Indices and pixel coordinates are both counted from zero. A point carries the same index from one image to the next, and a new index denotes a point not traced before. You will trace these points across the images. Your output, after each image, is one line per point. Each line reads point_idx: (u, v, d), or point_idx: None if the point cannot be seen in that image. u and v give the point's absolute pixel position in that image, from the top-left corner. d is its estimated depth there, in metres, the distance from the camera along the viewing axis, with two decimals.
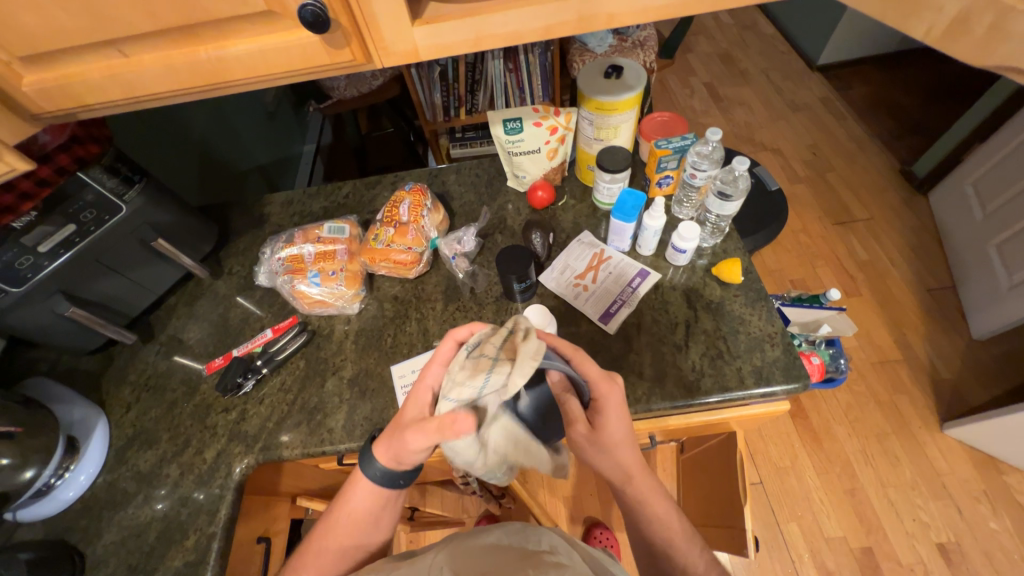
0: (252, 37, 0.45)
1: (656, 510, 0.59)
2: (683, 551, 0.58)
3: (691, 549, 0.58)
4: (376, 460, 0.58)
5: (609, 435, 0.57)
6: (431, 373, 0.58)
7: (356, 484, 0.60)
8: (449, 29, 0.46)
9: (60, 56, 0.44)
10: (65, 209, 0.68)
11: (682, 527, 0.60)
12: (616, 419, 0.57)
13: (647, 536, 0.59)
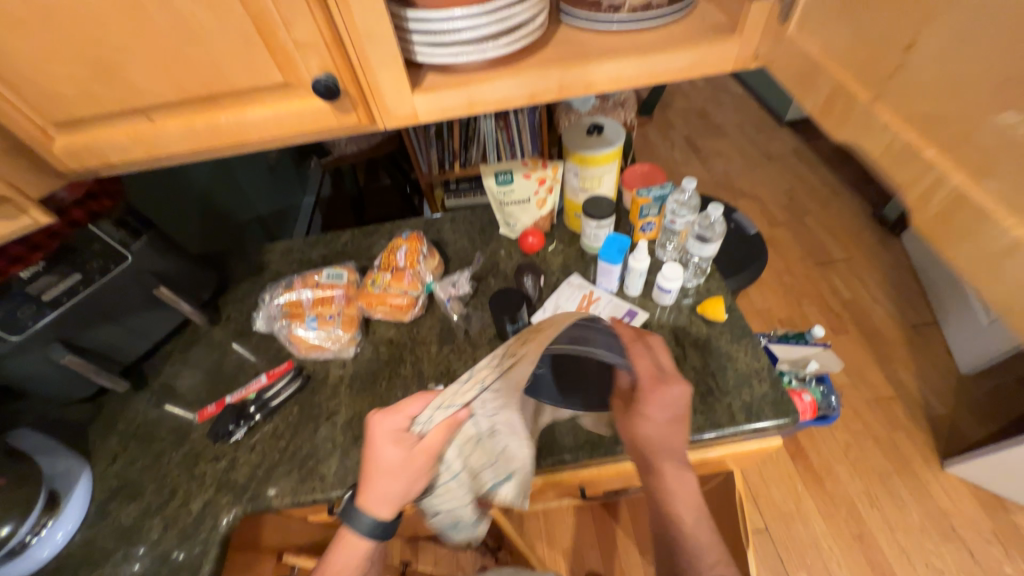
0: (267, 104, 0.50)
1: (676, 507, 0.58)
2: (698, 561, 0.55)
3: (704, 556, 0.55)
4: (364, 511, 0.58)
5: (642, 424, 0.60)
6: (393, 417, 0.58)
7: (346, 542, 0.59)
8: (445, 96, 0.52)
9: (91, 121, 0.49)
10: (72, 260, 0.71)
11: (701, 534, 0.57)
12: (659, 406, 0.60)
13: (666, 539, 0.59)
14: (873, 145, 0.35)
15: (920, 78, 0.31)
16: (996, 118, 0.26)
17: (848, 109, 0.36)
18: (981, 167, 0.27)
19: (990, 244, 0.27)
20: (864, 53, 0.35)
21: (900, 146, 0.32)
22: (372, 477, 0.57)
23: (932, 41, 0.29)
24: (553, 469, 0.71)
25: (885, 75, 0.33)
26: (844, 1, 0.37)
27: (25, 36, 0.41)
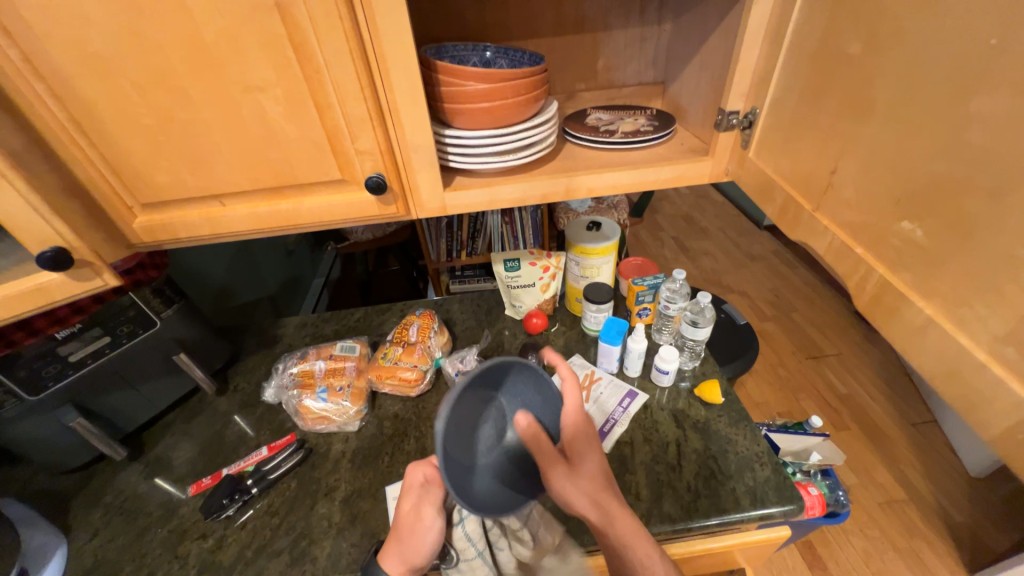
0: (324, 195, 0.60)
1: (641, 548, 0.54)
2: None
3: None
4: (385, 568, 0.59)
5: (586, 480, 0.55)
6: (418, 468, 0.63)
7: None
8: (470, 194, 0.62)
9: (173, 203, 0.58)
10: (105, 323, 0.75)
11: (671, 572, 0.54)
12: (590, 457, 0.56)
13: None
14: (822, 242, 0.49)
15: (844, 200, 0.46)
16: (896, 231, 0.40)
17: (800, 216, 0.52)
18: (895, 263, 0.41)
19: (907, 317, 0.41)
20: (806, 179, 0.51)
21: (840, 244, 0.46)
22: (398, 532, 0.60)
23: (848, 172, 0.44)
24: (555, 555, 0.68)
25: (821, 191, 0.48)
26: (787, 141, 0.53)
27: (144, 137, 0.52)
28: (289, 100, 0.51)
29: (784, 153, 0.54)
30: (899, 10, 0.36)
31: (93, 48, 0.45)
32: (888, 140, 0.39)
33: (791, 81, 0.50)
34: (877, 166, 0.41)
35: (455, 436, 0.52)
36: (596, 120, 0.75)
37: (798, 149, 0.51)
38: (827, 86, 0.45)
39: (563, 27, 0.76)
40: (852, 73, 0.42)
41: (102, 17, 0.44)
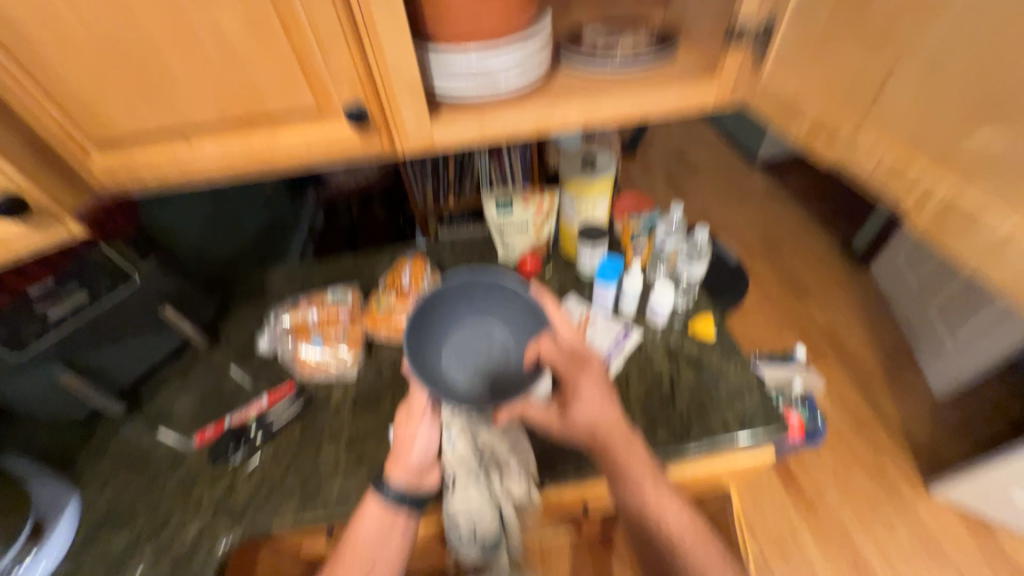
0: (300, 128, 0.54)
1: (636, 471, 0.59)
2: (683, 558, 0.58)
3: (667, 509, 0.59)
4: (391, 480, 0.64)
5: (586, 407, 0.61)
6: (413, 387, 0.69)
7: (366, 508, 0.64)
8: (459, 125, 0.57)
9: (133, 141, 0.52)
10: (80, 278, 0.72)
11: (660, 493, 0.59)
12: (591, 389, 0.61)
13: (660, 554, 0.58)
14: (865, 161, 0.47)
15: (895, 117, 0.44)
16: (968, 142, 0.39)
17: (836, 136, 0.49)
18: (964, 176, 0.40)
19: (983, 231, 0.39)
20: (842, 97, 0.48)
21: (890, 165, 0.45)
22: (398, 444, 0.65)
23: (904, 85, 0.42)
24: (555, 485, 0.72)
25: (864, 110, 0.46)
26: (820, 56, 0.49)
27: (90, 61, 0.46)
28: (251, 14, 0.45)
29: (813, 67, 0.50)
30: None
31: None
32: (960, 44, 0.37)
33: None
34: (944, 73, 0.39)
35: (445, 342, 0.67)
36: (593, 39, 0.69)
37: (836, 62, 0.48)
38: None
39: None
40: None
41: None
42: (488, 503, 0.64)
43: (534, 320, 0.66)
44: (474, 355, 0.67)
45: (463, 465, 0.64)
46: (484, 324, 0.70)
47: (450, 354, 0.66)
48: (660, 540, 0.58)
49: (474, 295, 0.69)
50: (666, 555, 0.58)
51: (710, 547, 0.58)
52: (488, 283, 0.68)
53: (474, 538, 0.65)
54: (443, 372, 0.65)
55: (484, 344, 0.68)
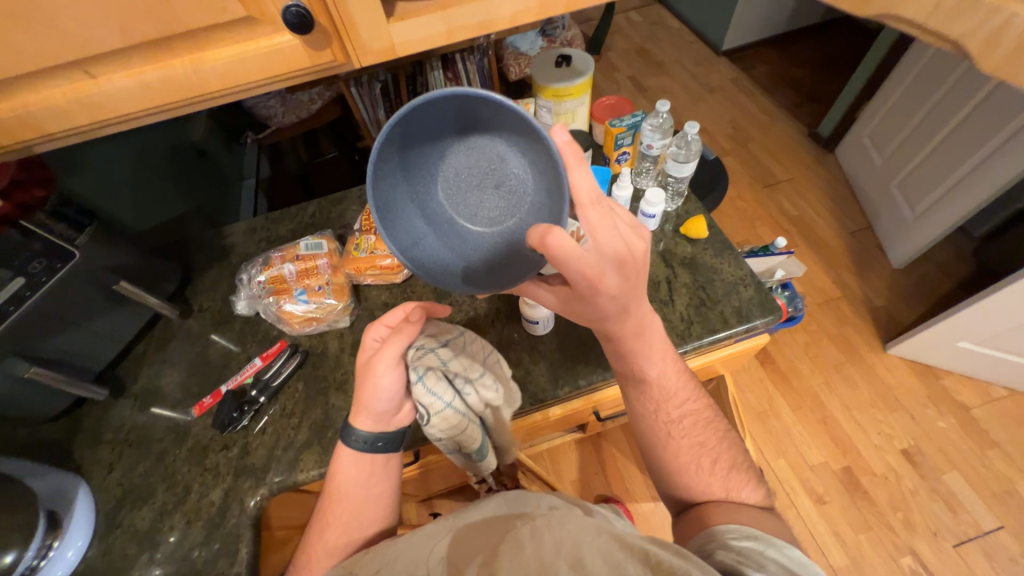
0: (228, 45, 0.44)
1: (643, 363, 0.61)
2: (680, 436, 0.62)
3: (672, 399, 0.63)
4: (357, 427, 0.61)
5: (598, 308, 0.55)
6: (374, 328, 0.62)
7: (339, 457, 0.62)
8: (424, 23, 0.48)
9: (16, 82, 0.41)
10: (10, 262, 0.63)
11: (667, 383, 0.63)
12: (607, 296, 0.53)
13: (659, 431, 0.62)
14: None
15: None
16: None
17: None
18: None
19: None
20: None
21: None
22: (364, 394, 0.59)
23: None
24: (568, 396, 0.75)
25: None
26: None
27: None
28: None
29: None
30: None
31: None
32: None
33: None
34: None
35: (450, 173, 0.61)
36: None
37: None
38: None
39: None
40: None
41: None
42: (467, 422, 0.64)
43: (553, 176, 0.53)
44: (482, 191, 0.61)
45: (439, 399, 0.60)
46: (497, 152, 0.59)
47: (453, 184, 0.61)
48: (663, 420, 0.62)
49: (485, 119, 0.55)
50: (663, 431, 0.62)
51: (705, 428, 0.63)
52: (499, 112, 0.53)
53: (464, 451, 0.68)
54: (445, 208, 0.62)
55: (494, 179, 0.60)
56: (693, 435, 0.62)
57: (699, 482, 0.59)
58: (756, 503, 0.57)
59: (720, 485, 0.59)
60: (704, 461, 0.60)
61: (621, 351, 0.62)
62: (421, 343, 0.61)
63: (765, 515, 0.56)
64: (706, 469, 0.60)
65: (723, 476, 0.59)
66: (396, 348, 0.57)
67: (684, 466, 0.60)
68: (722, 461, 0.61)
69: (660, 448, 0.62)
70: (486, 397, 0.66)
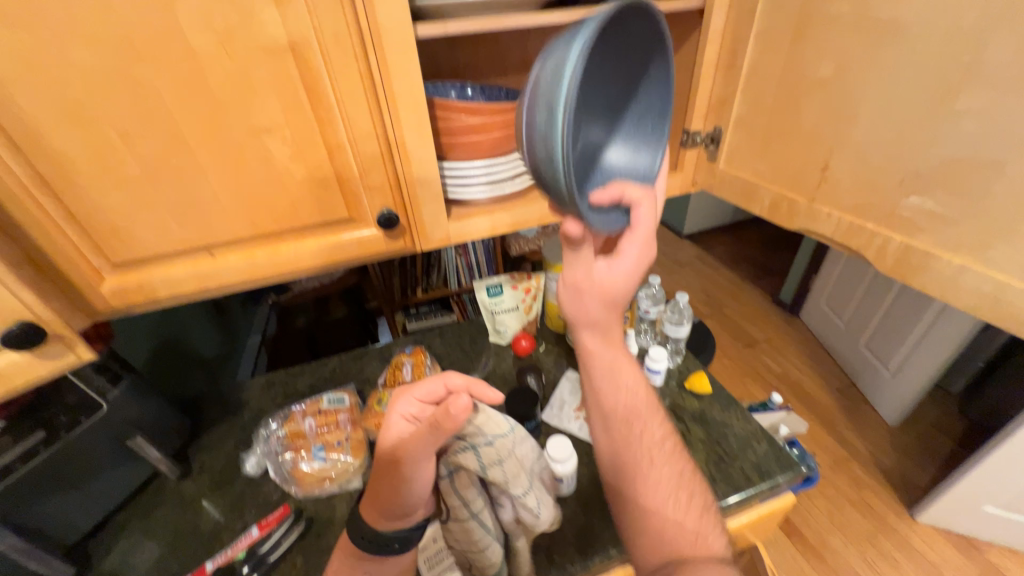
0: (324, 236, 0.56)
1: (622, 370, 0.53)
2: (665, 478, 0.48)
3: (652, 420, 0.52)
4: (369, 516, 0.52)
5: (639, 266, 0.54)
6: (404, 401, 0.52)
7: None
8: (473, 222, 0.63)
9: (152, 260, 0.51)
10: (39, 415, 0.63)
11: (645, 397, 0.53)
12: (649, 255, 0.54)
13: (637, 463, 0.49)
14: (826, 227, 0.58)
15: (843, 187, 0.54)
16: (904, 205, 0.49)
17: (797, 208, 0.60)
18: (910, 230, 0.50)
19: (936, 270, 0.48)
20: (798, 177, 0.59)
21: (848, 224, 0.55)
22: (383, 488, 0.50)
23: (845, 166, 0.53)
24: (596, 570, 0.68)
25: (818, 184, 0.57)
26: (763, 151, 0.62)
27: (125, 189, 0.46)
28: (297, 141, 0.49)
29: (764, 161, 0.63)
30: (866, 43, 0.48)
31: (57, 77, 0.39)
32: (876, 139, 0.49)
33: (758, 103, 0.61)
34: (878, 154, 0.50)
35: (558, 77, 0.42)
36: None
37: (780, 156, 0.60)
38: (808, 102, 0.55)
39: (529, 66, 0.77)
40: (827, 90, 0.52)
41: (90, 54, 0.39)
42: (491, 541, 0.55)
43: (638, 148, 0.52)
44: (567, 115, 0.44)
45: (467, 506, 0.53)
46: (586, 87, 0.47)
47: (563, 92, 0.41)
48: (645, 452, 0.50)
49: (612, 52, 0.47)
50: (641, 463, 0.49)
51: (695, 482, 0.49)
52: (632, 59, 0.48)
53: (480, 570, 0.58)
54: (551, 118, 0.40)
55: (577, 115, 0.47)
56: (680, 483, 0.48)
57: (671, 523, 0.45)
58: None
59: (700, 546, 0.43)
60: (688, 518, 0.46)
61: (610, 362, 0.53)
62: (468, 439, 0.51)
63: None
64: (691, 529, 0.45)
65: (711, 543, 0.44)
66: (432, 443, 0.48)
67: (656, 499, 0.47)
68: (711, 524, 0.46)
69: (636, 486, 0.48)
70: (520, 509, 0.57)
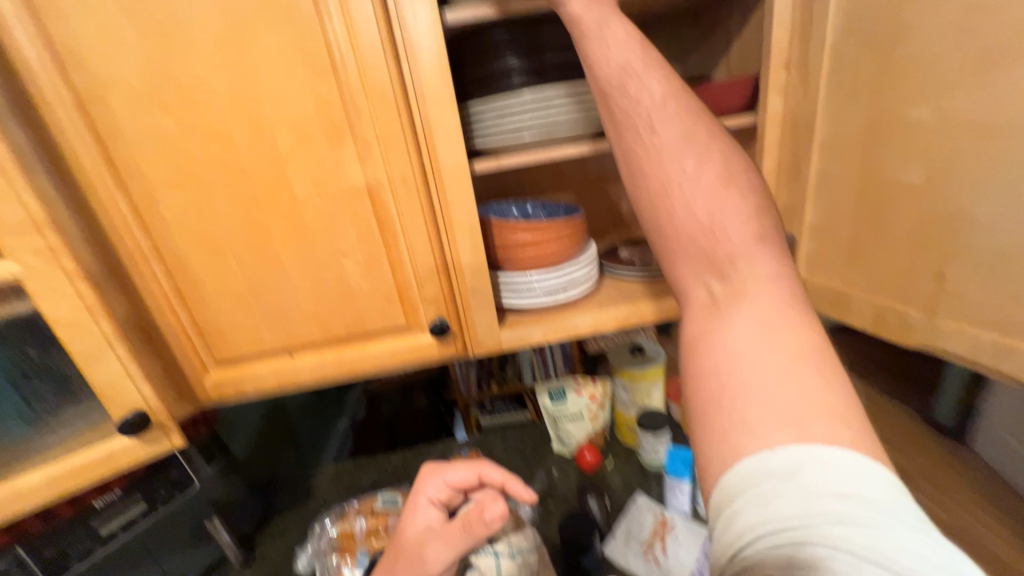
0: (385, 342, 0.61)
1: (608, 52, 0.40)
2: (676, 167, 0.39)
3: (653, 99, 0.40)
4: None
5: None
6: (435, 483, 0.55)
7: None
8: (524, 330, 0.64)
9: (245, 359, 0.60)
10: (147, 487, 0.71)
11: (642, 71, 0.40)
12: None
13: (645, 158, 0.40)
14: (959, 346, 0.45)
15: (968, 299, 0.43)
16: None
17: (909, 322, 0.49)
18: None
19: None
20: (901, 288, 0.49)
21: (995, 344, 0.42)
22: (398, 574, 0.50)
23: (964, 275, 0.43)
24: None
25: (932, 296, 0.46)
26: (849, 256, 0.55)
27: (230, 302, 0.56)
28: (367, 261, 0.56)
29: (854, 269, 0.54)
30: (952, 145, 0.42)
31: (200, 220, 0.52)
32: (1004, 242, 0.40)
33: (833, 206, 0.55)
34: (1010, 263, 0.40)
35: None
36: (629, 254, 0.77)
37: (870, 263, 0.52)
38: (897, 208, 0.48)
39: (590, 183, 0.83)
40: (912, 195, 0.46)
41: (224, 203, 0.51)
42: None
43: None
44: None
45: None
46: None
47: None
48: (651, 139, 0.40)
49: None
50: (650, 170, 0.40)
51: (714, 165, 0.39)
52: None
53: None
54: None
55: None
56: (694, 170, 0.38)
57: (686, 210, 0.38)
58: (779, 294, 0.35)
59: (722, 255, 0.37)
60: (706, 209, 0.38)
61: (597, 22, 0.41)
62: (491, 547, 0.54)
63: (795, 342, 0.32)
64: (708, 221, 0.38)
65: (732, 237, 0.37)
66: (463, 543, 0.50)
67: (669, 192, 0.39)
68: (732, 208, 0.38)
69: (646, 192, 0.40)
70: None
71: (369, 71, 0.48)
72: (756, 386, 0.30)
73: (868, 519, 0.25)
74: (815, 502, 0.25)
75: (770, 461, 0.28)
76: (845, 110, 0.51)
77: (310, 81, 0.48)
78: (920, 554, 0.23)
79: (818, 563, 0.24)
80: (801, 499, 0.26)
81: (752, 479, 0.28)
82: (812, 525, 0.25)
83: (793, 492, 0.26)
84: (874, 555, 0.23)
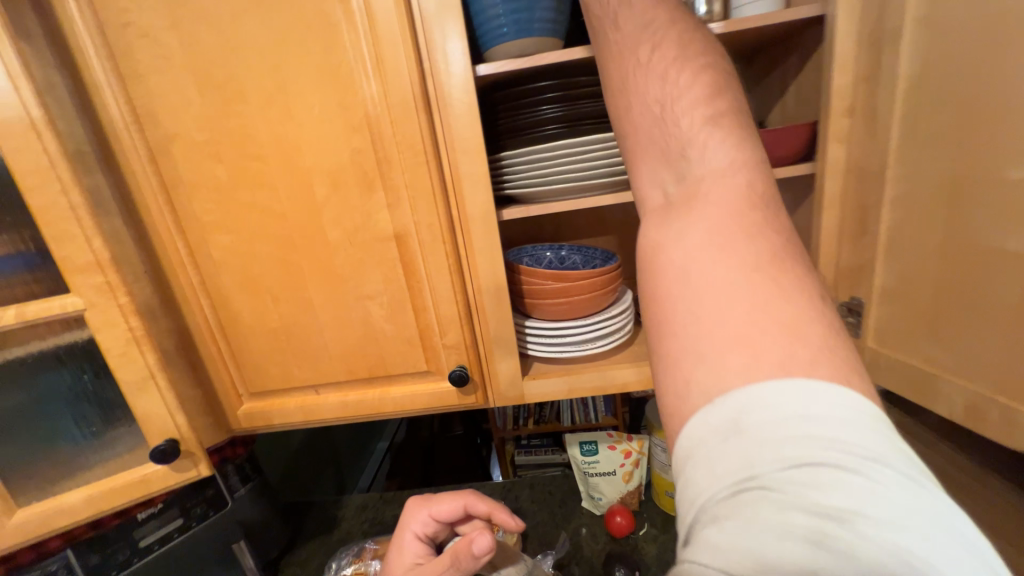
0: (407, 386, 0.61)
1: None
2: (632, 54, 0.30)
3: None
4: None
5: None
6: (421, 518, 0.56)
7: None
8: (549, 382, 0.61)
9: (275, 393, 0.62)
10: (184, 504, 0.75)
11: None
12: None
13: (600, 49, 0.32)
14: None
15: None
16: None
17: (1015, 419, 0.40)
18: None
19: None
20: (1000, 375, 0.41)
21: None
22: None
23: None
24: None
25: None
26: (930, 330, 0.47)
27: (266, 338, 0.59)
28: (392, 305, 0.57)
29: (938, 346, 0.46)
30: None
31: (244, 261, 0.55)
32: None
33: (908, 270, 0.48)
34: None
35: None
36: None
37: (956, 340, 0.44)
38: (990, 281, 0.40)
39: (631, 227, 0.79)
40: (1009, 265, 0.38)
41: (264, 245, 0.55)
42: None
43: None
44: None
45: None
46: None
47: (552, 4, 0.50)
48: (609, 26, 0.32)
49: None
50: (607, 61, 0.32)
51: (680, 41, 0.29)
52: None
53: None
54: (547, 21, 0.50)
55: None
56: (649, 52, 0.30)
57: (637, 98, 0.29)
58: (730, 187, 0.25)
59: (678, 149, 0.28)
60: (658, 92, 0.28)
61: None
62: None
63: (745, 250, 0.23)
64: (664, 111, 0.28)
65: (687, 123, 0.27)
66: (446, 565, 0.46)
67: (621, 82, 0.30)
68: (696, 83, 0.28)
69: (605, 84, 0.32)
70: None
71: (402, 126, 0.49)
72: (697, 299, 0.23)
73: (836, 471, 0.17)
74: (765, 449, 0.18)
75: (712, 413, 0.20)
76: (921, 163, 0.44)
77: (347, 135, 0.50)
78: (897, 513, 0.16)
79: (756, 527, 0.17)
80: (746, 448, 0.19)
81: (696, 439, 0.20)
82: (758, 478, 0.18)
83: (736, 440, 0.19)
84: (841, 515, 0.17)
